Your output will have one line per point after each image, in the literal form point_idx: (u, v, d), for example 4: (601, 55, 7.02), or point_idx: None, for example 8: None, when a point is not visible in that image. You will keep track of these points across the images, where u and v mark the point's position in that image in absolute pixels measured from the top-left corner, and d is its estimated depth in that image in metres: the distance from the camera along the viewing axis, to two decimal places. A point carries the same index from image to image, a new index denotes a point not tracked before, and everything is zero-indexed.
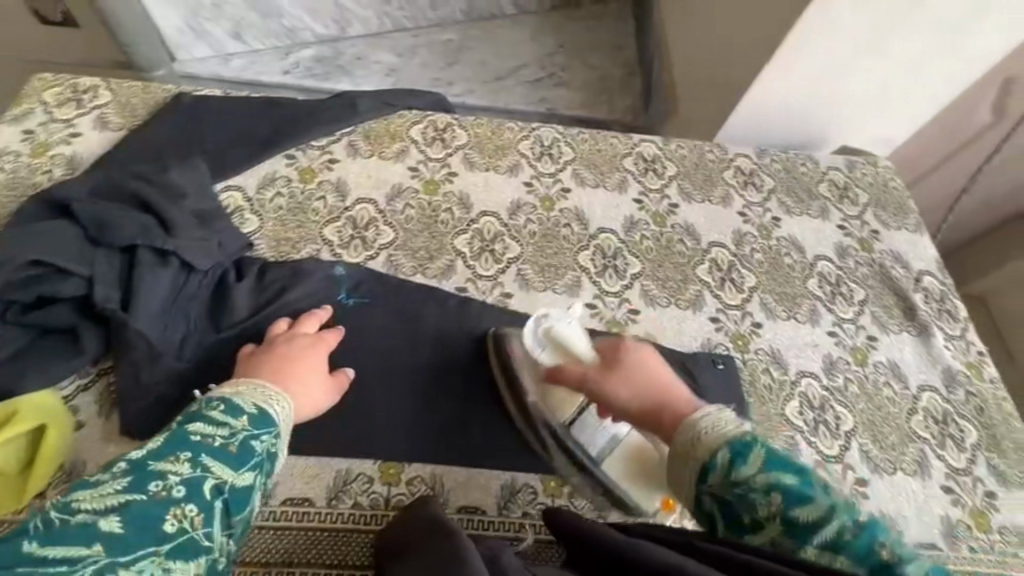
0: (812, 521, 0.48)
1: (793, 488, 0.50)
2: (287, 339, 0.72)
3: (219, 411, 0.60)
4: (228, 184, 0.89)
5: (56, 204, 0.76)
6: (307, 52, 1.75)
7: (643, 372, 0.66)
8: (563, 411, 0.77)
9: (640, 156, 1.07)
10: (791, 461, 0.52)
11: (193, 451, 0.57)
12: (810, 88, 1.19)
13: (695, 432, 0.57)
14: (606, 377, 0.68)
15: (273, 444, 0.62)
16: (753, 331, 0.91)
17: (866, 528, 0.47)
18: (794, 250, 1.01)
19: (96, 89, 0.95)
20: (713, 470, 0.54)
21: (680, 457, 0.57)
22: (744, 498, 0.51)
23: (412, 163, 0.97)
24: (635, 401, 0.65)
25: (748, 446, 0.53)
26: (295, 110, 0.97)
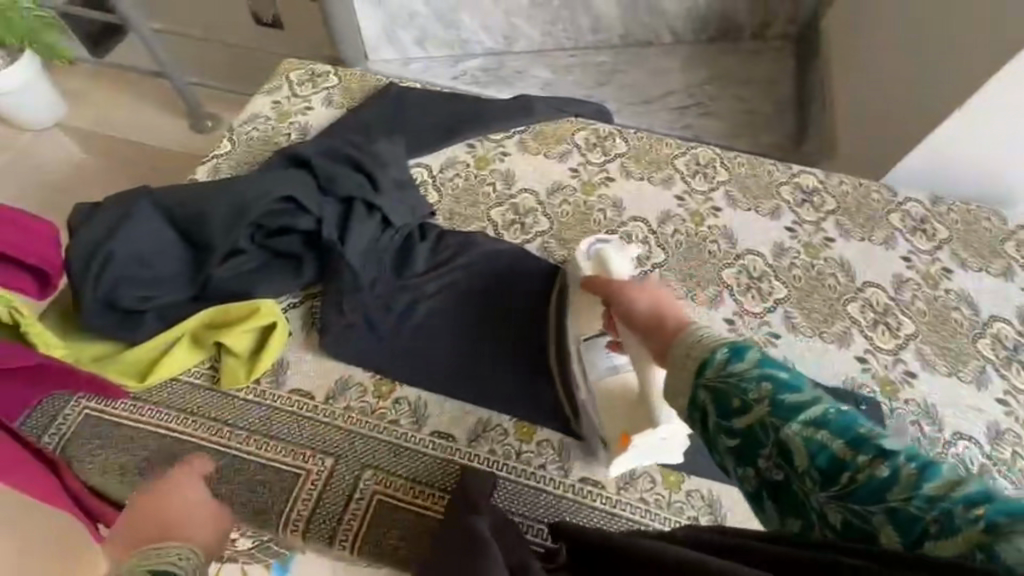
0: (802, 405, 0.44)
1: (785, 377, 0.46)
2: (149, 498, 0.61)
3: None
4: (418, 161, 1.04)
5: (297, 158, 0.94)
6: (474, 62, 1.95)
7: (661, 289, 0.63)
8: (585, 329, 0.81)
9: (798, 187, 1.06)
10: (783, 364, 0.47)
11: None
12: (1007, 141, 1.13)
13: (692, 335, 0.51)
14: (625, 287, 0.64)
15: None
16: (906, 379, 0.86)
17: (850, 413, 0.43)
18: (965, 305, 0.94)
19: (327, 73, 1.16)
20: (709, 365, 0.48)
21: (674, 360, 0.51)
22: (737, 388, 0.46)
23: (573, 164, 1.06)
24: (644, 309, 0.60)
25: (744, 343, 0.48)
26: (479, 105, 1.10)
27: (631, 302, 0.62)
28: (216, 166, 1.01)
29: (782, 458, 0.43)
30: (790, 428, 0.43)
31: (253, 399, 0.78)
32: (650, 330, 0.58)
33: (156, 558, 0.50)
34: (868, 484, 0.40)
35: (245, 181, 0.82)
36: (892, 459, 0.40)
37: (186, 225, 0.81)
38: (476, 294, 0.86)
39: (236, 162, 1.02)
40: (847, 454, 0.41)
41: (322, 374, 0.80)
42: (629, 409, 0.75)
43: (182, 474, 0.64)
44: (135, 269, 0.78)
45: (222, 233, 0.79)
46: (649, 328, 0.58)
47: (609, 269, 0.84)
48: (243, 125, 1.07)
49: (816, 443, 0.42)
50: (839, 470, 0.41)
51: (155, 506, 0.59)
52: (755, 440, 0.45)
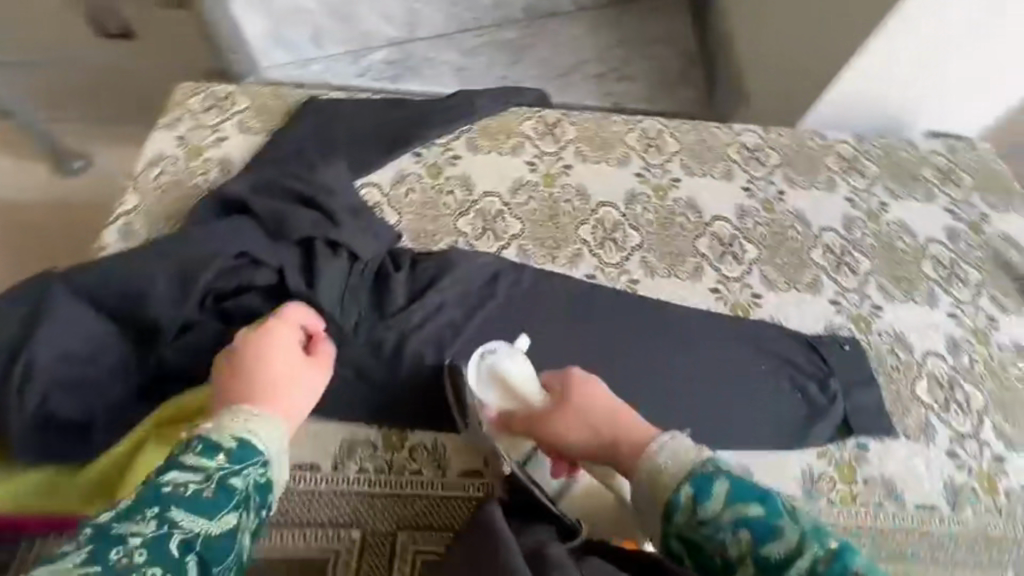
0: (783, 557, 0.47)
1: (759, 521, 0.48)
2: (262, 330, 0.66)
3: (195, 453, 0.52)
4: (365, 180, 0.94)
5: (230, 203, 0.83)
6: (378, 54, 1.81)
7: (592, 408, 0.63)
8: (520, 447, 0.72)
9: (742, 146, 1.09)
10: (757, 489, 0.50)
11: (161, 505, 0.48)
12: (903, 74, 1.24)
13: (653, 462, 0.55)
14: (556, 423, 0.64)
15: (261, 475, 0.55)
16: (874, 313, 0.92)
17: (839, 555, 0.45)
18: (905, 234, 1.02)
19: (234, 95, 1.01)
20: (676, 509, 0.52)
21: (643, 498, 0.55)
22: (712, 537, 0.50)
23: (529, 157, 1.01)
24: (588, 443, 0.62)
25: (710, 480, 0.52)
26: (417, 109, 1.01)
27: (571, 425, 0.63)
28: (126, 224, 0.86)
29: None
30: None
31: None
32: (608, 451, 0.60)
33: (238, 421, 0.56)
34: None
35: (184, 245, 0.72)
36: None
37: (118, 306, 0.68)
38: (469, 315, 0.82)
39: (151, 215, 0.87)
40: None
41: (324, 440, 0.72)
42: (610, 519, 0.69)
43: (296, 314, 0.69)
44: (66, 374, 0.65)
45: (170, 308, 0.69)
46: (605, 449, 0.61)
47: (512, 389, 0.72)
48: (146, 170, 0.92)
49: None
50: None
51: (266, 345, 0.64)
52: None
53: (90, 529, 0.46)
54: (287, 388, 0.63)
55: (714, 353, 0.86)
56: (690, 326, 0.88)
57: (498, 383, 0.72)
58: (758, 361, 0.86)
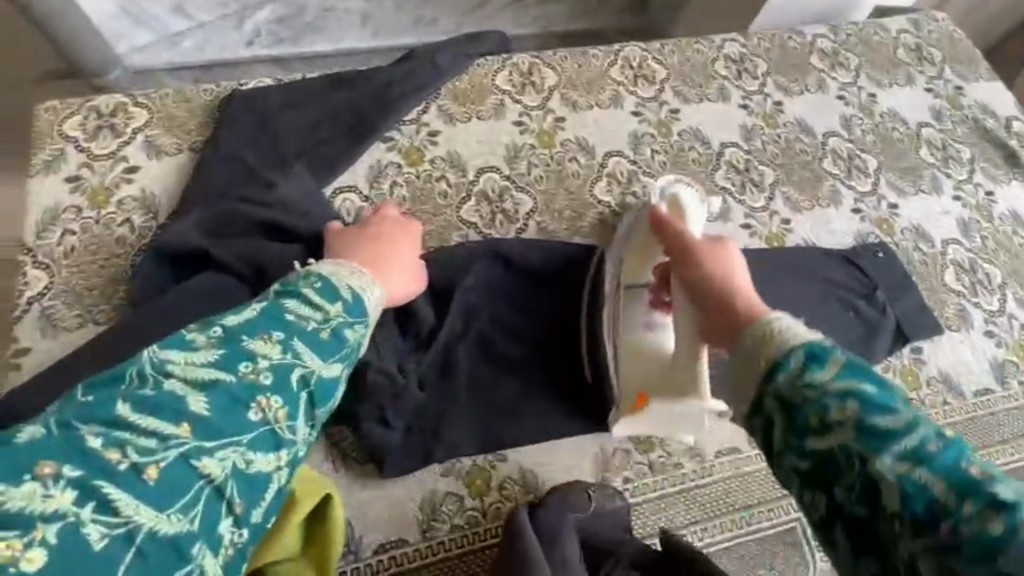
0: (896, 430, 0.37)
1: (874, 395, 0.39)
2: (386, 223, 0.66)
3: (314, 290, 0.52)
4: (337, 185, 0.78)
5: (187, 258, 0.65)
6: (263, 13, 1.49)
7: (731, 262, 0.57)
8: (631, 278, 0.69)
9: (729, 59, 1.00)
10: (875, 372, 0.41)
11: (287, 332, 0.48)
12: None
13: (766, 325, 0.45)
14: (701, 247, 0.58)
15: (364, 335, 0.53)
16: (893, 212, 0.92)
17: (954, 444, 0.37)
18: (898, 123, 1.01)
19: (125, 107, 0.77)
20: (781, 368, 0.42)
21: (740, 353, 0.46)
22: (814, 403, 0.40)
23: (515, 116, 0.87)
24: (711, 277, 0.55)
25: (829, 347, 0.42)
26: (371, 82, 0.83)
27: (694, 256, 0.58)
28: (48, 312, 0.65)
29: (865, 491, 0.37)
30: (881, 460, 0.37)
31: None
32: (719, 296, 0.53)
33: (353, 277, 0.55)
34: (978, 540, 0.32)
35: None
36: (1009, 512, 0.32)
37: None
38: (505, 318, 0.71)
39: (76, 293, 0.67)
40: (950, 503, 0.34)
41: (397, 511, 0.62)
42: (655, 374, 0.64)
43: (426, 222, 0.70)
44: None
45: None
46: (706, 294, 0.54)
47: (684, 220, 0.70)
48: (45, 234, 0.69)
49: (911, 483, 0.35)
50: (939, 518, 0.34)
51: (386, 230, 0.65)
52: (833, 467, 0.39)
53: (222, 329, 0.48)
54: (390, 263, 0.62)
55: (769, 287, 0.81)
56: None
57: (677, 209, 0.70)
58: (807, 287, 0.82)
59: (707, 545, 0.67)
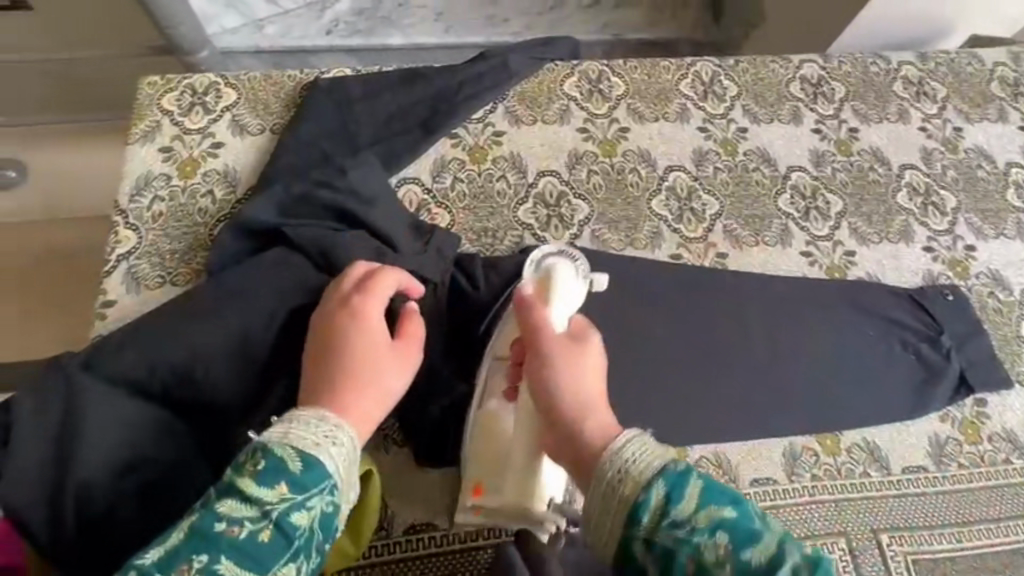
0: (767, 562, 0.38)
1: (735, 523, 0.40)
2: (339, 314, 0.56)
3: (250, 481, 0.46)
4: (402, 176, 0.81)
5: (259, 232, 0.69)
6: (343, 5, 1.56)
7: (587, 375, 0.54)
8: (503, 346, 0.64)
9: (805, 80, 0.97)
10: (728, 489, 0.42)
11: (216, 551, 0.44)
12: None
13: (613, 462, 0.46)
14: (561, 350, 0.55)
15: (325, 506, 0.48)
16: (969, 255, 0.87)
17: (819, 562, 0.38)
18: (984, 160, 0.95)
19: (217, 87, 0.83)
20: (642, 509, 0.43)
21: (595, 497, 0.46)
22: (685, 547, 0.40)
23: (579, 123, 0.88)
24: (568, 395, 0.52)
25: (681, 475, 0.43)
26: (443, 80, 0.85)
27: (550, 358, 0.54)
28: (133, 269, 0.71)
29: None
30: None
31: (368, 565, 0.61)
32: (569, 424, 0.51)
33: (307, 439, 0.48)
34: None
35: (225, 302, 0.59)
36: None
37: (167, 391, 0.55)
38: None
39: (159, 256, 0.72)
40: None
41: (431, 496, 0.64)
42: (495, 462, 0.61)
43: (387, 279, 0.59)
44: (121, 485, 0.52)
45: (232, 385, 0.57)
46: (559, 409, 0.52)
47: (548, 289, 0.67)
48: (137, 198, 0.75)
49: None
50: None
51: (345, 325, 0.55)
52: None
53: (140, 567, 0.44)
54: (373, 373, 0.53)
55: (802, 303, 0.80)
56: (791, 294, 0.80)
57: (546, 278, 0.68)
58: (863, 319, 0.80)
59: None
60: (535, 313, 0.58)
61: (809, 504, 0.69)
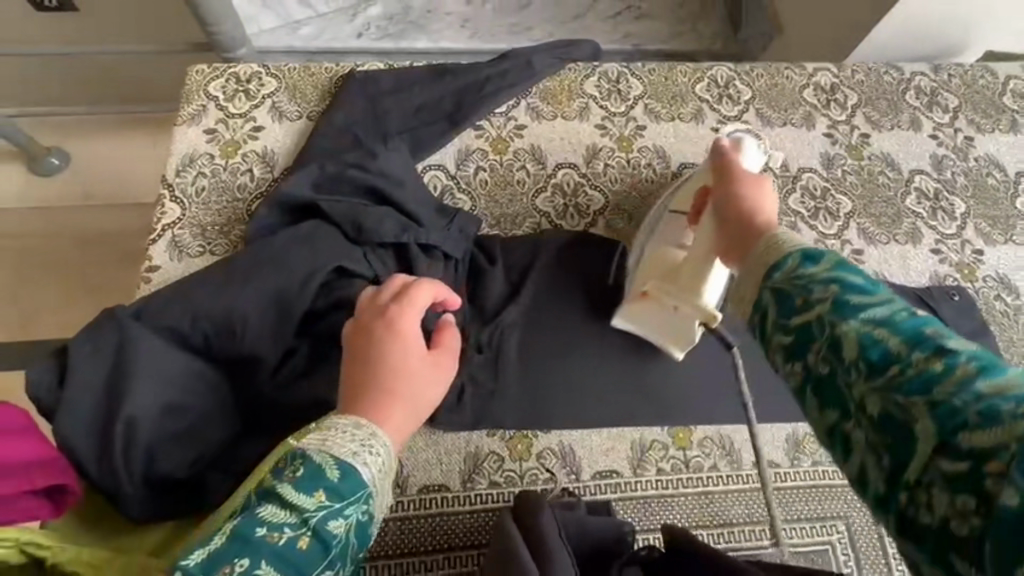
0: (868, 304, 0.39)
1: (853, 278, 0.41)
2: (375, 326, 0.57)
3: (292, 486, 0.47)
4: (428, 163, 0.85)
5: (294, 206, 0.73)
6: (374, 10, 1.67)
7: (760, 201, 0.58)
8: (680, 202, 0.76)
9: (818, 87, 1.01)
10: (863, 268, 0.43)
11: (255, 554, 0.44)
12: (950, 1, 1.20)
13: (778, 237, 0.48)
14: (737, 184, 0.61)
15: (361, 516, 0.49)
16: (977, 259, 0.88)
17: (921, 316, 0.38)
18: (995, 169, 0.97)
19: (259, 76, 0.89)
20: (778, 266, 0.45)
21: (752, 259, 0.48)
22: (800, 288, 0.42)
23: (597, 120, 0.92)
24: (739, 206, 0.57)
25: (821, 248, 0.44)
26: (470, 76, 0.91)
27: (730, 184, 0.62)
28: (175, 238, 0.77)
29: (831, 350, 0.39)
30: (848, 323, 0.39)
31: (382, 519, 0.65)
32: (737, 227, 0.55)
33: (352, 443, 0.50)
34: (919, 380, 0.35)
35: (261, 266, 0.63)
36: (951, 357, 0.34)
37: (208, 343, 0.60)
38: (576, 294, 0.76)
39: (200, 227, 0.77)
40: (904, 351, 0.36)
41: (443, 460, 0.68)
42: (664, 274, 0.69)
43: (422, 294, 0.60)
44: (163, 426, 0.56)
45: (265, 342, 0.61)
46: (733, 212, 0.57)
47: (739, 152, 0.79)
48: (182, 173, 0.81)
49: (871, 337, 0.37)
50: (890, 363, 0.36)
51: (383, 339, 0.56)
52: (806, 336, 0.41)
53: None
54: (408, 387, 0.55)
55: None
56: None
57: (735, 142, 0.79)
58: None
59: (730, 549, 0.67)
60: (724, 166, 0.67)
61: (815, 490, 0.70)
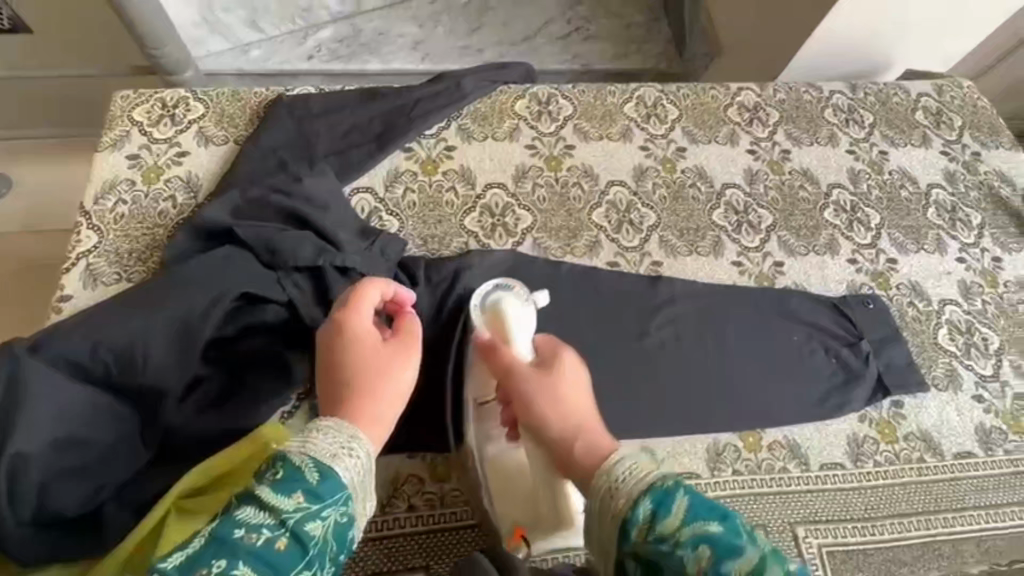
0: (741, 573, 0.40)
1: (720, 538, 0.42)
2: (334, 340, 0.58)
3: (269, 487, 0.46)
4: (356, 186, 0.86)
5: (212, 232, 0.73)
6: (326, 33, 1.68)
7: (569, 410, 0.58)
8: (480, 390, 0.69)
9: (742, 106, 1.05)
10: (716, 506, 0.45)
11: (231, 557, 0.42)
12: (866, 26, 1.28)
13: (610, 479, 0.51)
14: (546, 390, 0.60)
15: (340, 516, 0.48)
16: (891, 267, 0.93)
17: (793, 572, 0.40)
18: (907, 181, 1.02)
19: (187, 101, 0.89)
20: (634, 522, 0.47)
21: (597, 510, 0.51)
22: (670, 557, 0.43)
23: (527, 141, 0.94)
24: (565, 431, 0.57)
25: (670, 493, 0.47)
26: (400, 99, 0.92)
27: (529, 397, 0.60)
28: (91, 267, 0.75)
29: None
30: None
31: None
32: (570, 458, 0.56)
33: (333, 440, 0.51)
34: None
35: (168, 293, 0.62)
36: None
37: (110, 373, 0.59)
38: None
39: (117, 255, 0.76)
40: None
41: None
42: (523, 498, 0.66)
43: (369, 296, 0.61)
44: (58, 460, 0.55)
45: (171, 369, 0.60)
46: (552, 432, 0.57)
47: (504, 325, 0.70)
48: (102, 201, 0.80)
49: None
50: None
51: (344, 347, 0.57)
52: None
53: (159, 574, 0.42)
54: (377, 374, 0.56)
55: (732, 316, 0.84)
56: (719, 302, 0.85)
57: (492, 316, 0.71)
58: (785, 322, 0.85)
59: None
60: (507, 360, 0.64)
61: (733, 499, 0.72)
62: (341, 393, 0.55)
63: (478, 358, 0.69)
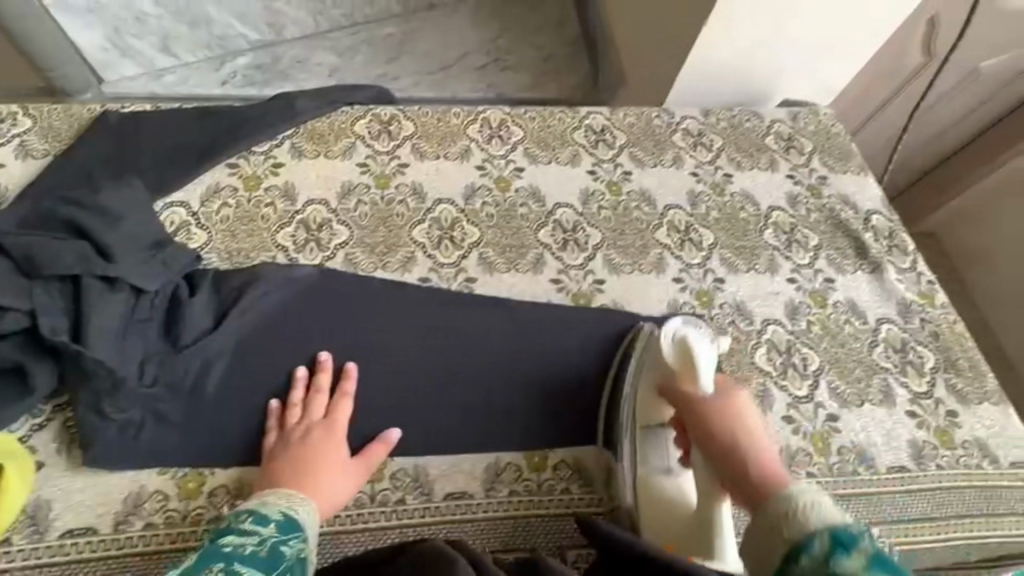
0: None
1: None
2: (308, 421, 0.71)
3: (249, 520, 0.59)
4: (169, 201, 0.86)
5: None
6: (243, 60, 1.62)
7: (753, 456, 0.62)
8: (647, 417, 0.77)
9: (589, 128, 1.06)
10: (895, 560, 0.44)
11: (225, 559, 0.53)
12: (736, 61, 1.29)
13: (791, 505, 0.53)
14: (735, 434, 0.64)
15: (302, 548, 0.58)
16: (716, 287, 0.93)
17: None
18: (748, 203, 1.03)
19: (13, 116, 0.89)
20: (806, 553, 0.48)
21: (766, 527, 0.53)
22: None
23: (361, 159, 0.95)
24: (751, 472, 0.60)
25: (852, 537, 0.47)
26: (231, 117, 0.93)
27: (716, 429, 0.65)
28: None
29: None
30: None
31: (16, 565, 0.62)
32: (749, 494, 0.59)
33: (282, 501, 0.63)
34: None
35: None
36: None
37: None
38: (298, 326, 0.78)
39: None
40: None
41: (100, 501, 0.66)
42: (682, 523, 0.72)
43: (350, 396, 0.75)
44: None
45: None
46: (716, 457, 0.64)
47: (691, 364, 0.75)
48: None
49: None
50: None
51: (315, 433, 0.70)
52: None
53: None
54: (326, 471, 0.68)
55: (541, 331, 0.84)
56: (530, 317, 0.84)
57: (682, 349, 0.76)
58: (597, 340, 0.85)
59: None
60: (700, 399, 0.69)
61: (512, 518, 0.73)
62: (297, 466, 0.67)
63: (654, 380, 0.77)
